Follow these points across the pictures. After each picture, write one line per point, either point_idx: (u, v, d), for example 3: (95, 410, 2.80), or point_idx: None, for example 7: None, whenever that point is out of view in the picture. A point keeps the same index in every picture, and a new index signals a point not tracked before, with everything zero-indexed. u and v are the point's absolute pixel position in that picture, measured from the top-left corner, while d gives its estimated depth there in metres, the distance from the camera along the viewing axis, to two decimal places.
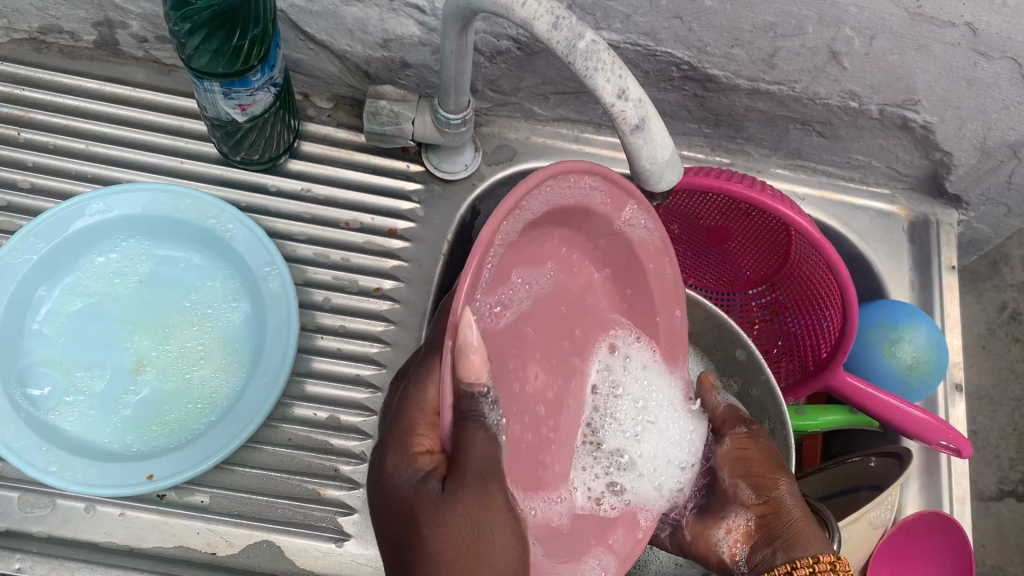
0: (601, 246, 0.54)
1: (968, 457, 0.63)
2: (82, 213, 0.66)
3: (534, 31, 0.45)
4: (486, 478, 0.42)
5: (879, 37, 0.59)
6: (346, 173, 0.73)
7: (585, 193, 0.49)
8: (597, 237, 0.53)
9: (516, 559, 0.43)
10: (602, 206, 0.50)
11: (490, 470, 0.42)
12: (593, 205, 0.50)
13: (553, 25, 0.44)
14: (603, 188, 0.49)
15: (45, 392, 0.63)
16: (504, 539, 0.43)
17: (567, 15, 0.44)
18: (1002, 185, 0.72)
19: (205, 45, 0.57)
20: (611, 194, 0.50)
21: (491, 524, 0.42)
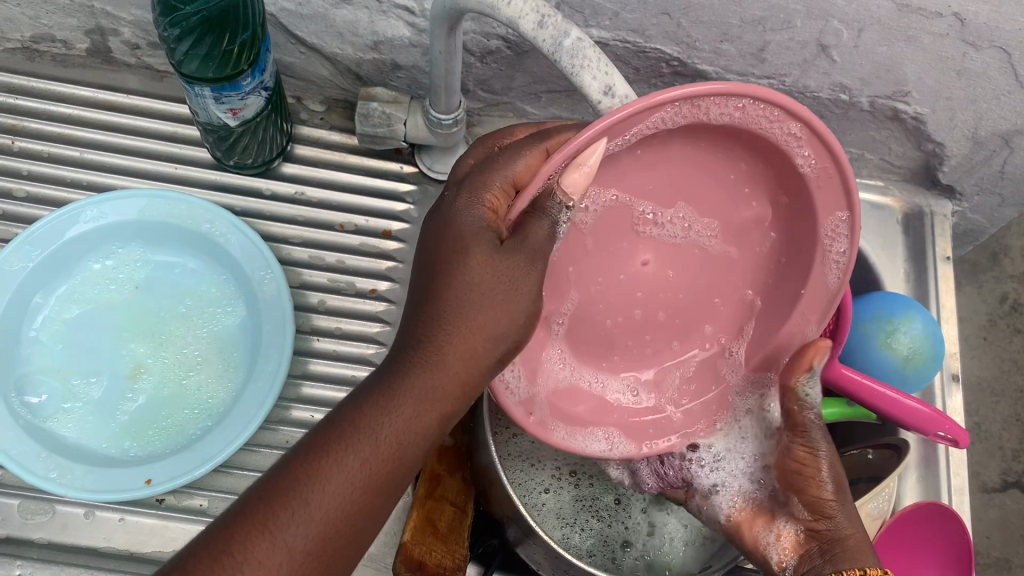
0: (745, 216, 0.52)
1: (966, 447, 0.63)
2: (76, 220, 0.66)
3: (517, 43, 0.45)
4: (522, 288, 0.44)
5: (868, 30, 0.59)
6: (340, 176, 0.74)
7: (789, 166, 0.47)
8: (744, 197, 0.51)
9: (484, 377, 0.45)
10: (824, 206, 0.48)
11: (511, 282, 0.44)
12: (735, 153, 0.48)
13: (539, 24, 0.45)
14: (806, 139, 0.44)
15: (43, 400, 0.63)
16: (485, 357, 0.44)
17: (553, 14, 0.45)
18: (995, 175, 0.72)
19: (195, 50, 0.58)
20: (826, 199, 0.47)
21: (482, 334, 0.44)
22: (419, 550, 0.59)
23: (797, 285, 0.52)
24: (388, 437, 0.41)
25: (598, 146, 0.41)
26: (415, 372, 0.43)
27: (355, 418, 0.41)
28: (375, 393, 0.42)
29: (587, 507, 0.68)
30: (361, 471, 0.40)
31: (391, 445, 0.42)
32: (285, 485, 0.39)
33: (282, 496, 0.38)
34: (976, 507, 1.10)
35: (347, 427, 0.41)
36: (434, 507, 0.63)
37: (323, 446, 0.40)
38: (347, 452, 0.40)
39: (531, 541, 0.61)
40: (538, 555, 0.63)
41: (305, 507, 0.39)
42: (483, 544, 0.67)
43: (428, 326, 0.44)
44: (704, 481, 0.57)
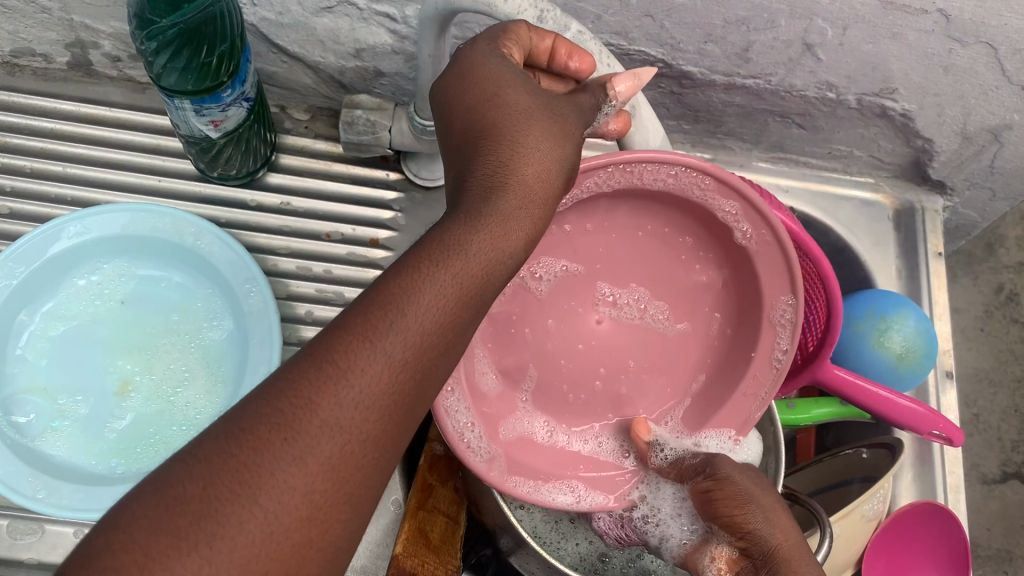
0: (698, 278, 0.57)
1: (960, 445, 0.63)
2: (58, 237, 0.65)
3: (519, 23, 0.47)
4: (558, 136, 0.43)
5: (853, 27, 0.59)
6: (325, 185, 0.73)
7: (722, 233, 0.54)
8: (693, 257, 0.57)
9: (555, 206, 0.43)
10: (767, 271, 0.53)
11: (560, 136, 0.43)
12: (679, 222, 0.55)
13: (539, 18, 0.47)
14: (741, 213, 0.51)
15: (31, 419, 0.63)
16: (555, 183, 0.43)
17: (551, 9, 0.47)
18: (985, 169, 0.71)
19: (173, 63, 0.57)
20: (770, 264, 0.53)
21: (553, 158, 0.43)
22: (410, 561, 0.58)
23: (748, 341, 0.56)
24: (481, 256, 0.39)
25: (652, 71, 0.46)
26: (500, 195, 0.40)
27: (449, 234, 0.39)
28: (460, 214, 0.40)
29: (555, 528, 0.65)
30: (454, 286, 0.37)
31: (483, 263, 0.39)
32: (382, 298, 0.36)
33: (380, 312, 0.36)
34: (975, 499, 1.10)
35: (439, 242, 0.38)
36: (424, 518, 0.62)
37: (416, 262, 0.37)
38: (441, 271, 0.37)
39: (524, 551, 0.61)
40: (532, 564, 0.62)
41: (411, 324, 0.36)
42: (477, 555, 0.67)
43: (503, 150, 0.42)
44: (652, 536, 0.57)
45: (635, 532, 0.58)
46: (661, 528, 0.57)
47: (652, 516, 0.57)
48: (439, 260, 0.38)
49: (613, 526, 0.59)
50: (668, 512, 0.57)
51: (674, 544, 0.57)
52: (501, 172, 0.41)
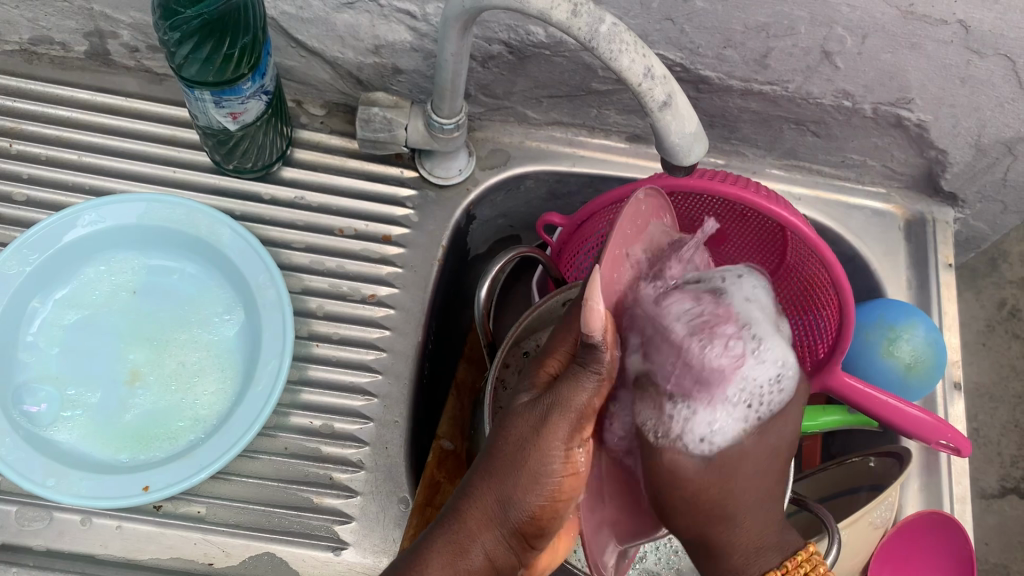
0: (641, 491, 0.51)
1: (968, 455, 0.64)
2: (74, 224, 0.66)
3: (552, 19, 0.45)
4: (558, 430, 0.43)
5: (872, 36, 0.59)
6: (339, 180, 0.73)
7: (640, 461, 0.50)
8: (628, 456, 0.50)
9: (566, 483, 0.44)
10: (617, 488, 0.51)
11: (559, 432, 0.43)
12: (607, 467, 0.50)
13: (573, 13, 0.45)
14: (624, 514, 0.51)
15: (42, 409, 0.62)
16: (540, 463, 0.43)
17: (585, 2, 0.45)
18: (997, 182, 0.72)
19: (194, 54, 0.57)
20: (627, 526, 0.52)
21: (536, 441, 0.43)
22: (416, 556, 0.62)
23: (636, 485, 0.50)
24: (535, 503, 0.43)
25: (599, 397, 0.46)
26: (555, 448, 0.43)
27: (467, 501, 0.44)
28: (509, 464, 0.43)
29: None
30: (456, 549, 0.42)
31: (485, 527, 0.43)
32: (446, 543, 0.43)
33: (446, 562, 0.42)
34: (975, 513, 1.10)
35: (495, 502, 0.43)
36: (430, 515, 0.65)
37: (471, 512, 0.43)
38: (487, 513, 0.43)
39: None
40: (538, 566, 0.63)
41: (469, 562, 0.42)
42: None
43: (565, 422, 0.43)
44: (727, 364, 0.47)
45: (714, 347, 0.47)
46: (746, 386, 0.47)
47: (758, 348, 0.48)
48: (456, 540, 0.43)
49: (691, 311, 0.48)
50: (764, 382, 0.48)
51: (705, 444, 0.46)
52: (490, 460, 0.44)
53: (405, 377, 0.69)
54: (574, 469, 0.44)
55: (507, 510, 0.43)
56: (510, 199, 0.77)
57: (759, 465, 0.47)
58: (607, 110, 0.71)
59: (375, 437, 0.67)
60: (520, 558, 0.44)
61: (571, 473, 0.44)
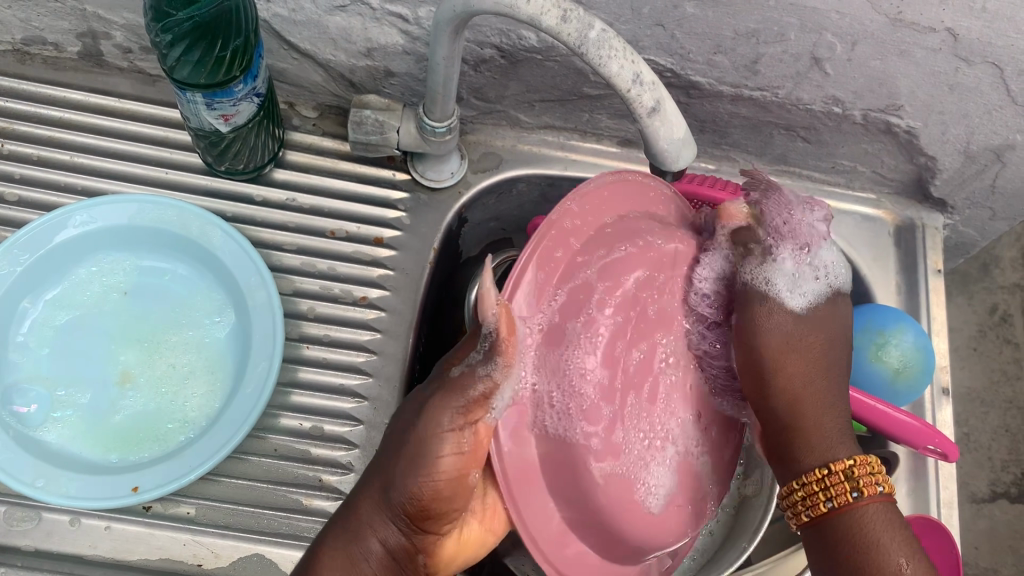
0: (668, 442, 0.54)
1: (955, 461, 0.64)
2: (65, 225, 0.66)
3: (542, 24, 0.45)
4: (440, 419, 0.47)
5: (861, 43, 0.59)
6: (331, 182, 0.73)
7: (624, 470, 0.50)
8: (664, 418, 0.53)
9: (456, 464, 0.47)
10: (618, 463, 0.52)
11: (443, 417, 0.47)
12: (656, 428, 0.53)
13: (563, 18, 0.45)
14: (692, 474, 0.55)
15: (32, 409, 0.62)
16: (431, 446, 0.47)
17: (574, 8, 0.45)
18: (986, 189, 0.72)
19: (186, 56, 0.57)
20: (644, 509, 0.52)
21: (427, 429, 0.47)
22: None
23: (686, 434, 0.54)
24: (417, 485, 0.47)
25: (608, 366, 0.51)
26: (431, 432, 0.47)
27: (360, 492, 0.48)
28: (400, 454, 0.48)
29: None
30: (361, 532, 0.47)
31: (385, 512, 0.47)
32: (340, 528, 0.48)
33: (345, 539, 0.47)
34: (965, 518, 1.10)
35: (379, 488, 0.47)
36: None
37: (363, 500, 0.48)
38: (378, 498, 0.48)
39: None
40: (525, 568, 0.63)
41: (363, 546, 0.47)
42: None
43: (439, 404, 0.47)
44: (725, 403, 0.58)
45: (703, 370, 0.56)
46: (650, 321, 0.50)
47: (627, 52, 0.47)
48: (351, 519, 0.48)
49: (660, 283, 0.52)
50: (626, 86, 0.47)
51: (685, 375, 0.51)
52: (383, 459, 0.49)
53: (395, 379, 0.69)
54: (473, 441, 0.47)
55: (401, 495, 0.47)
56: (502, 202, 0.77)
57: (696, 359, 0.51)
58: (598, 115, 0.71)
59: (365, 439, 0.67)
60: (414, 541, 0.49)
61: (455, 453, 0.47)
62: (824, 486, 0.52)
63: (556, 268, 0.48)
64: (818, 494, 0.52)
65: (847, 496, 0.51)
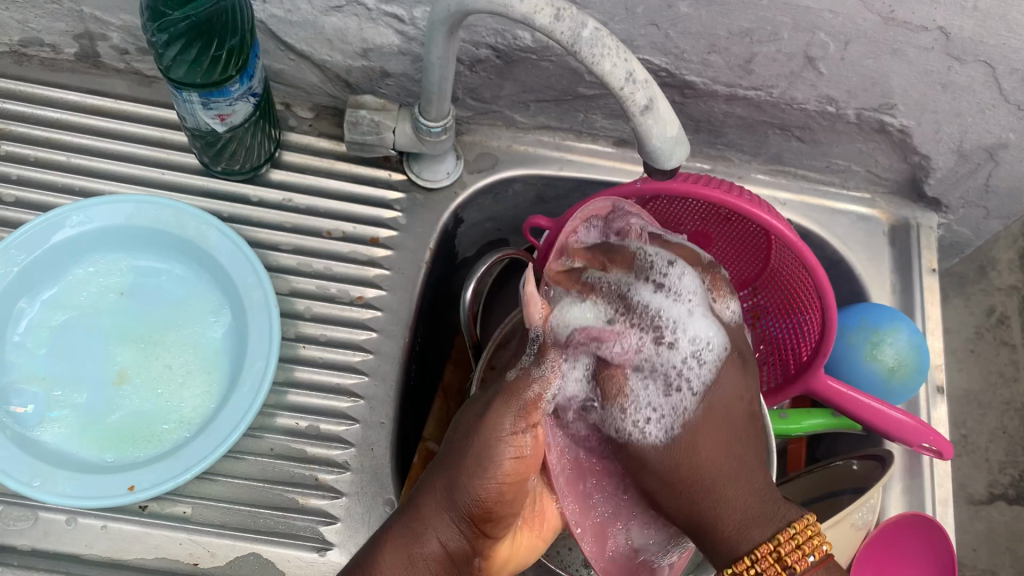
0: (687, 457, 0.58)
1: (949, 458, 0.65)
2: (62, 225, 0.66)
3: (536, 23, 0.46)
4: (497, 422, 0.48)
5: (854, 42, 0.60)
6: (327, 182, 0.74)
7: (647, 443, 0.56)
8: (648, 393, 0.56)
9: (515, 460, 0.48)
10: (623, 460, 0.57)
11: (501, 418, 0.48)
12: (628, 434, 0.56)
13: (556, 17, 0.45)
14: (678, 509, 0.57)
15: (29, 409, 0.62)
16: (485, 446, 0.48)
17: (567, 6, 0.46)
18: (980, 188, 0.72)
19: (182, 56, 0.58)
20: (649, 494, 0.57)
21: (485, 424, 0.48)
22: None
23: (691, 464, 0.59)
24: (480, 483, 0.47)
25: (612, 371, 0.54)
26: (503, 440, 0.48)
27: (417, 495, 0.48)
28: (461, 455, 0.48)
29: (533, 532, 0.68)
30: (404, 545, 0.46)
31: (438, 508, 0.47)
32: (401, 533, 0.47)
33: (405, 538, 0.47)
34: (962, 519, 1.10)
35: (443, 490, 0.47)
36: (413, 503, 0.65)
37: (426, 504, 0.47)
38: (439, 501, 0.47)
39: None
40: None
41: (421, 546, 0.46)
42: None
43: (502, 408, 0.49)
44: (633, 371, 0.55)
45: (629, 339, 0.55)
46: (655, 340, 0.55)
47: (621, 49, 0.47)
48: (394, 534, 0.47)
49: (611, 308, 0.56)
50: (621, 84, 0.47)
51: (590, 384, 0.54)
52: (443, 462, 0.49)
53: (391, 378, 0.69)
54: (526, 445, 0.48)
55: (455, 494, 0.47)
56: (498, 202, 0.77)
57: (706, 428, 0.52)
58: (593, 115, 0.72)
59: (362, 438, 0.67)
60: (475, 545, 0.48)
61: (513, 453, 0.48)
62: (775, 554, 0.48)
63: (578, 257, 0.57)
64: (772, 563, 0.48)
65: (805, 561, 0.47)
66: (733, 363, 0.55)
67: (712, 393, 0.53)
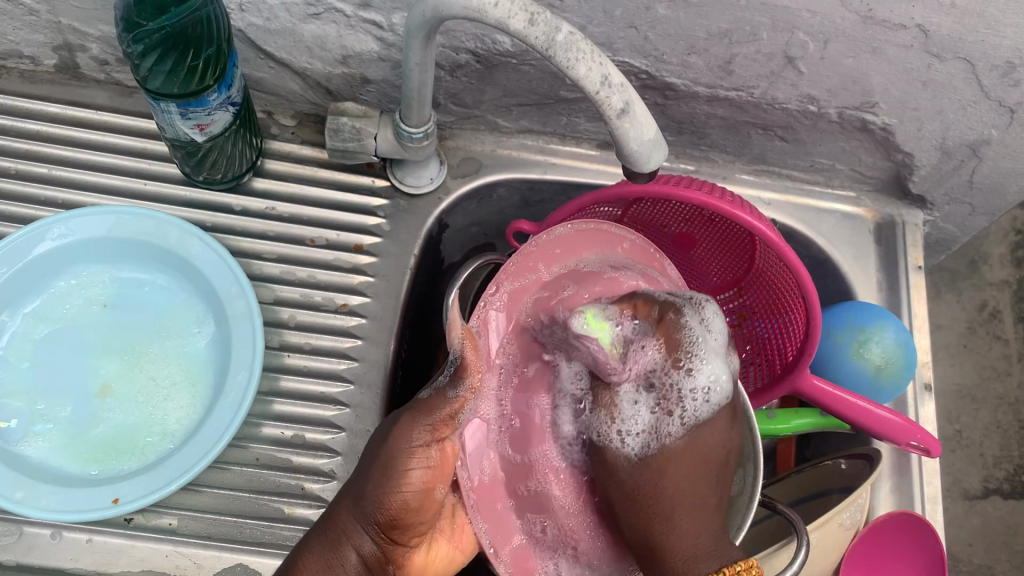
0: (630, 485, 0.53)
1: (937, 456, 0.64)
2: (43, 238, 0.65)
3: (510, 28, 0.46)
4: (405, 435, 0.47)
5: (833, 41, 0.59)
6: (309, 190, 0.73)
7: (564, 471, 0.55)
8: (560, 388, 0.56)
9: (427, 472, 0.48)
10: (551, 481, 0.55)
11: (409, 432, 0.48)
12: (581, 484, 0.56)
13: (529, 22, 0.45)
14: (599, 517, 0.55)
15: (13, 424, 0.62)
16: (397, 461, 0.47)
17: (542, 11, 0.46)
18: (964, 184, 0.72)
19: (159, 65, 0.57)
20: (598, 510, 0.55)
21: (391, 443, 0.48)
22: None
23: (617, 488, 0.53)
24: (391, 496, 0.47)
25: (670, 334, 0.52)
26: (404, 448, 0.47)
27: (335, 505, 0.48)
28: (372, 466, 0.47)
29: None
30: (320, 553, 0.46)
31: (352, 516, 0.47)
32: (317, 546, 0.46)
33: (321, 556, 0.46)
34: (957, 515, 1.10)
35: (351, 500, 0.47)
36: None
37: (339, 513, 0.47)
38: (354, 512, 0.47)
39: None
40: None
41: (340, 556, 0.46)
42: (458, 560, 0.68)
43: (410, 422, 0.48)
44: (631, 399, 0.53)
45: (641, 359, 0.53)
46: (646, 365, 0.53)
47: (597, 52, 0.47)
48: (318, 540, 0.47)
49: (637, 379, 0.54)
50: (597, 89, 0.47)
51: (639, 424, 0.53)
52: (355, 477, 0.48)
53: (377, 386, 0.69)
54: (438, 458, 0.48)
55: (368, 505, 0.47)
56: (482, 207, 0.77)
57: (689, 459, 0.53)
58: (576, 118, 0.71)
59: (348, 446, 0.67)
60: (387, 550, 0.48)
61: (429, 463, 0.48)
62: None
63: (530, 282, 0.54)
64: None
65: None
66: (725, 413, 0.53)
67: (700, 430, 0.53)
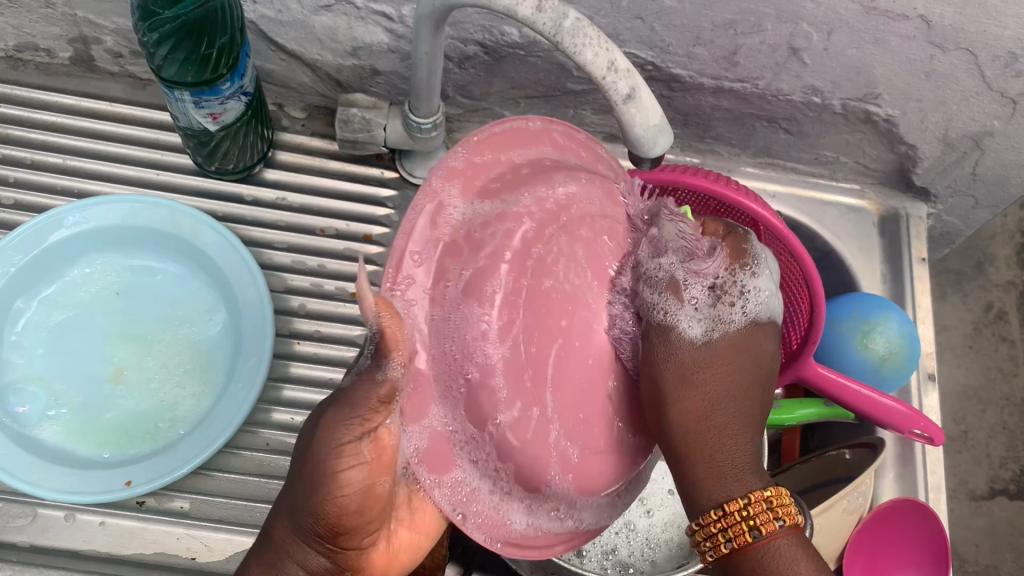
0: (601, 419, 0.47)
1: (940, 445, 0.65)
2: (58, 226, 0.66)
3: (517, 13, 0.46)
4: (327, 441, 0.39)
5: (837, 32, 0.60)
6: (319, 181, 0.74)
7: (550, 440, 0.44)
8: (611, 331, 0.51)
9: (367, 475, 0.40)
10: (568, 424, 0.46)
11: (325, 434, 0.39)
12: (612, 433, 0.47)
13: (537, 8, 0.46)
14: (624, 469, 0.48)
15: (28, 409, 0.63)
16: (323, 469, 0.39)
17: None
18: (967, 177, 0.73)
19: (173, 54, 0.58)
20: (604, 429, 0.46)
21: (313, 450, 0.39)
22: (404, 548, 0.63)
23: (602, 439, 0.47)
24: (329, 510, 0.39)
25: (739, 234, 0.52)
26: (328, 448, 0.39)
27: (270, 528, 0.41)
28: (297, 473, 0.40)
29: None
30: None
31: (285, 537, 0.41)
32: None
33: None
34: (964, 515, 1.10)
35: (284, 515, 0.40)
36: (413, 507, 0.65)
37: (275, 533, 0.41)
38: (287, 532, 0.40)
39: None
40: None
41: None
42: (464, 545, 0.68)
43: (327, 421, 0.39)
44: (692, 292, 0.50)
45: (696, 262, 0.50)
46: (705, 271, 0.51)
47: (605, 39, 0.48)
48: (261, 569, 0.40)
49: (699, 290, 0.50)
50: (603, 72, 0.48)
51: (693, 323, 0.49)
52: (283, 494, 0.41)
53: None
54: (374, 449, 0.40)
55: (293, 530, 0.41)
56: None
57: (722, 368, 0.48)
58: (583, 110, 0.72)
59: None
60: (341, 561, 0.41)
61: (360, 452, 0.39)
62: (745, 512, 0.43)
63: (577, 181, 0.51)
64: (741, 523, 0.43)
65: (774, 523, 0.42)
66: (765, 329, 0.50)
67: (753, 329, 0.50)
